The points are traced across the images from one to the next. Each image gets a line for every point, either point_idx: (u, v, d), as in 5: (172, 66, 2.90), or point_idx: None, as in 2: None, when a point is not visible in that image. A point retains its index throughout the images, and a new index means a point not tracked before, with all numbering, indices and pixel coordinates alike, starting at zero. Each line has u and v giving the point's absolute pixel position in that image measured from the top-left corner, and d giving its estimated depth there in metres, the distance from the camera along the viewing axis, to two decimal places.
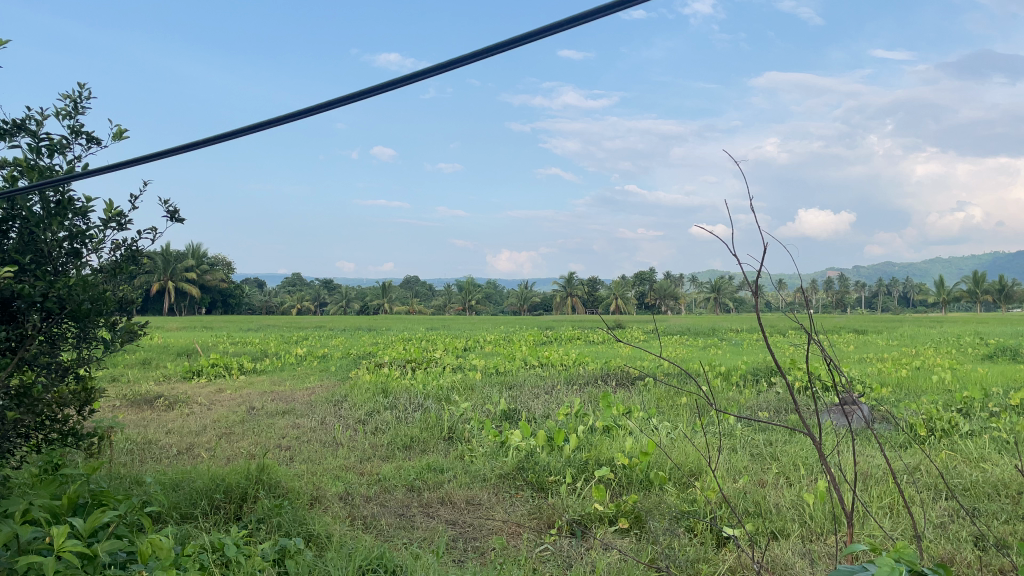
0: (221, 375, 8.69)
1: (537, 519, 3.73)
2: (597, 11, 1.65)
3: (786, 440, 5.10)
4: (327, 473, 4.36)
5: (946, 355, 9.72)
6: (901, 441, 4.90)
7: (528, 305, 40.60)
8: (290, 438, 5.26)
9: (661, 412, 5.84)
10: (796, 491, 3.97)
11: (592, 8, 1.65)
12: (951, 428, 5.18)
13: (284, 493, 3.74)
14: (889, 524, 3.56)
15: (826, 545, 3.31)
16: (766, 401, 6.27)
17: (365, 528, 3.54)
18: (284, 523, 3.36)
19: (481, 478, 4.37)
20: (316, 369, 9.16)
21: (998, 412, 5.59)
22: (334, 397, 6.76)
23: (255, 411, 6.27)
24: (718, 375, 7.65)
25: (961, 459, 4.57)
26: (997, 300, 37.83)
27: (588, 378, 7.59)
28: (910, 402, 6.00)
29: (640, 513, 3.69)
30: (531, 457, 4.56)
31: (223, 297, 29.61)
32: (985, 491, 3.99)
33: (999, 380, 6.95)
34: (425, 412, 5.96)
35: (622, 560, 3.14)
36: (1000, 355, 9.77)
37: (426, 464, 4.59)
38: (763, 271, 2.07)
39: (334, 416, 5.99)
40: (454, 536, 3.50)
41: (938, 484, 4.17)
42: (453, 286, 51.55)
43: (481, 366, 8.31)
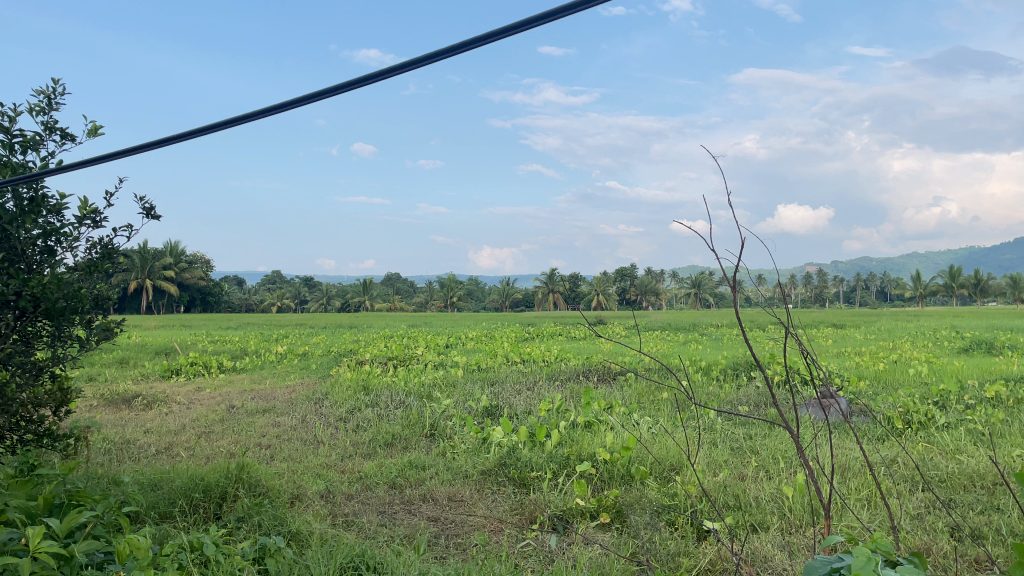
0: (200, 374, 8.62)
1: (519, 515, 3.74)
2: (563, 10, 1.68)
3: (766, 434, 5.14)
4: (308, 471, 4.34)
5: (923, 349, 9.85)
6: (878, 434, 4.96)
7: (510, 301, 40.66)
8: (270, 437, 5.23)
9: (643, 407, 5.88)
10: (776, 484, 4.00)
11: (557, 7, 1.68)
12: (927, 421, 5.25)
13: (265, 492, 3.72)
14: (867, 515, 3.61)
15: (805, 537, 3.34)
16: (746, 395, 6.33)
17: (346, 526, 3.53)
18: (264, 522, 3.34)
19: (463, 474, 4.37)
20: (297, 367, 9.11)
21: (973, 405, 5.67)
22: (315, 395, 6.74)
23: (236, 410, 6.24)
24: (699, 370, 7.71)
25: (938, 450, 4.63)
26: (972, 294, 38.40)
27: (570, 374, 7.62)
28: (888, 395, 6.07)
29: (622, 507, 3.71)
30: (513, 453, 4.56)
31: (202, 295, 29.40)
32: (961, 482, 4.05)
33: (975, 373, 7.06)
34: (407, 409, 5.95)
35: (603, 554, 3.15)
36: (975, 348, 9.91)
37: (407, 461, 4.59)
38: (742, 266, 2.07)
39: (315, 414, 5.96)
40: (436, 532, 3.50)
41: (916, 476, 4.22)
42: (435, 282, 51.41)
43: (463, 362, 8.31)
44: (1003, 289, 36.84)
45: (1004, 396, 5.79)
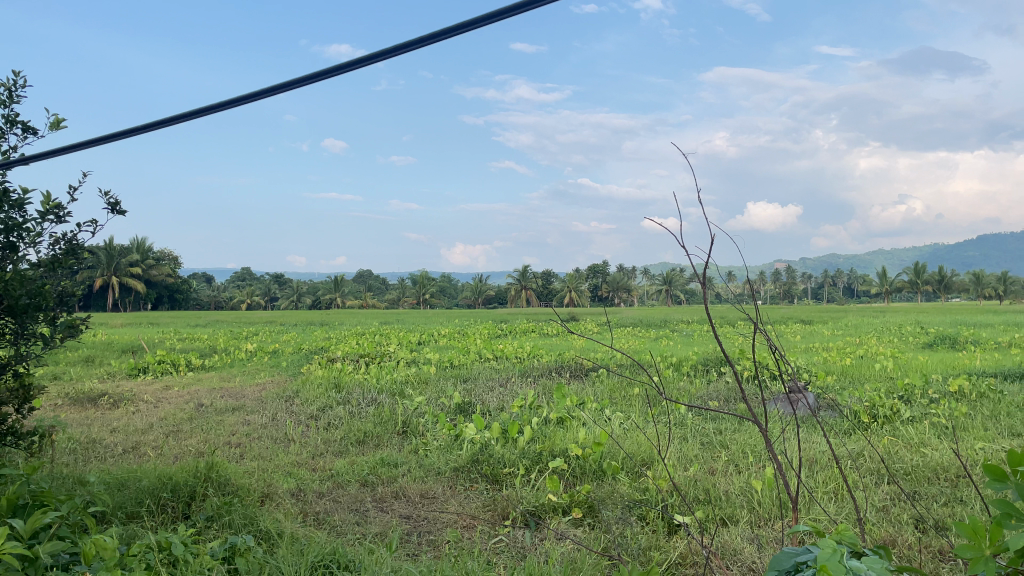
0: (167, 373, 8.49)
1: (492, 511, 3.74)
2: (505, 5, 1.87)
3: (735, 429, 5.20)
4: (279, 470, 4.31)
5: (888, 344, 10.01)
6: (845, 427, 5.04)
7: (483, 297, 40.64)
8: (240, 435, 5.18)
9: (614, 403, 5.91)
10: (745, 478, 4.06)
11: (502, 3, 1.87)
12: (893, 415, 5.34)
13: (234, 491, 3.68)
14: (833, 508, 3.67)
15: (773, 530, 3.39)
16: (716, 391, 6.40)
17: (317, 524, 3.52)
18: (234, 522, 3.31)
19: (435, 471, 4.37)
20: (267, 365, 9.02)
21: (937, 399, 5.79)
22: (285, 393, 6.68)
23: (205, 408, 6.17)
24: (670, 366, 7.77)
25: (903, 444, 4.72)
26: (936, 290, 39.11)
27: (542, 370, 7.64)
28: (854, 390, 6.17)
29: (593, 503, 3.73)
30: (485, 450, 4.56)
31: (170, 292, 28.98)
32: (925, 475, 4.13)
33: (939, 368, 7.19)
34: (379, 406, 5.93)
35: (575, 550, 3.17)
36: (940, 343, 10.10)
37: (379, 458, 4.58)
38: (710, 263, 2.08)
39: (286, 413, 5.91)
40: (409, 530, 3.50)
41: (881, 469, 4.29)
42: (407, 279, 51.16)
43: (435, 360, 8.29)
44: (966, 285, 37.55)
45: (967, 390, 5.90)
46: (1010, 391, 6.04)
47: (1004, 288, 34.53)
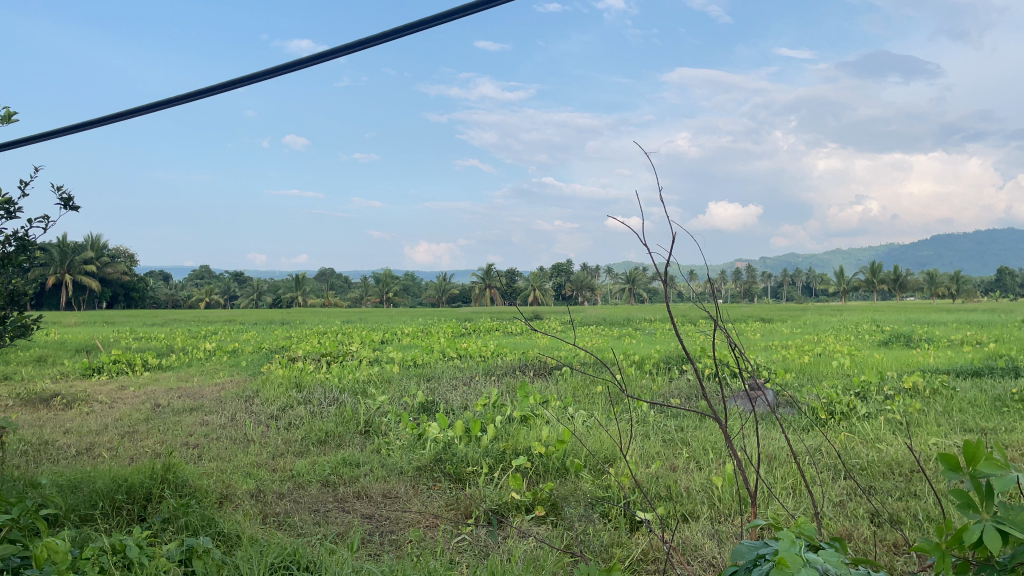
0: (123, 372, 8.31)
1: (454, 510, 3.73)
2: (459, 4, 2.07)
3: (696, 426, 5.27)
4: (238, 471, 4.24)
5: (845, 342, 10.22)
6: (803, 424, 5.12)
7: (446, 296, 40.59)
8: (198, 436, 5.08)
9: (578, 400, 5.93)
10: (706, 474, 4.10)
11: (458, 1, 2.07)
12: (849, 411, 5.45)
13: (191, 492, 3.62)
14: (792, 503, 3.74)
15: (733, 526, 3.43)
16: (678, 388, 6.46)
17: (278, 525, 3.48)
18: (191, 523, 3.26)
19: (397, 471, 4.35)
20: (226, 364, 8.88)
21: (892, 395, 5.91)
22: (245, 392, 6.59)
23: (162, 409, 6.04)
24: (632, 364, 7.82)
25: (859, 440, 4.82)
26: (892, 289, 39.94)
27: (506, 369, 7.64)
28: (812, 387, 6.27)
29: (556, 500, 3.75)
30: (448, 449, 4.53)
31: (126, 291, 28.44)
32: (881, 470, 4.21)
33: (894, 365, 7.36)
34: (341, 406, 5.87)
35: (538, 547, 3.18)
36: (895, 340, 10.35)
37: (341, 458, 4.54)
38: (672, 261, 2.10)
39: (246, 412, 5.83)
40: (371, 529, 3.48)
41: (838, 465, 4.38)
42: (371, 277, 50.80)
43: (398, 358, 8.23)
44: (920, 284, 38.38)
45: (920, 387, 6.04)
46: (961, 388, 6.19)
47: (957, 288, 35.35)
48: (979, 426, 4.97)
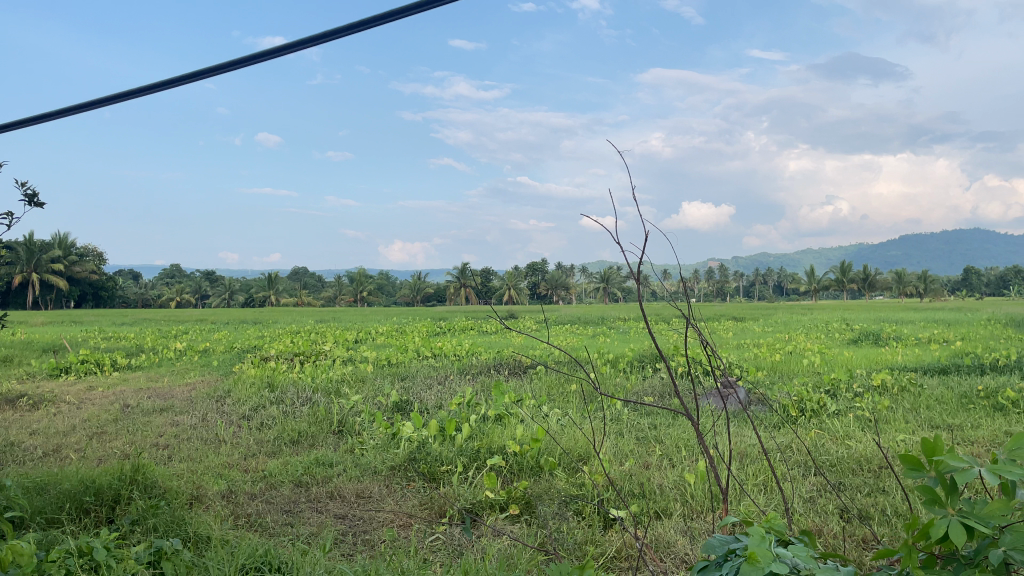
0: (91, 373, 8.20)
1: (428, 510, 3.72)
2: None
3: (669, 424, 5.31)
4: (209, 472, 4.21)
5: (815, 340, 10.34)
6: (774, 421, 5.19)
7: (421, 296, 40.53)
8: (167, 437, 5.03)
9: (552, 399, 5.95)
10: (679, 472, 4.14)
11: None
12: (819, 408, 5.52)
13: (161, 493, 3.58)
14: (763, 500, 3.78)
15: (705, 522, 3.46)
16: (651, 386, 6.52)
17: (249, 526, 3.45)
18: (161, 525, 3.22)
19: (371, 471, 4.33)
20: (197, 364, 8.79)
21: (861, 393, 6.00)
22: (216, 392, 6.53)
23: (131, 409, 5.97)
24: (606, 362, 7.86)
25: (829, 436, 4.88)
26: (861, 288, 40.48)
27: (480, 368, 7.65)
28: (783, 385, 6.35)
29: (530, 499, 3.76)
30: (423, 448, 4.52)
31: (94, 290, 28.05)
32: (850, 467, 4.27)
33: (862, 363, 7.46)
34: (314, 405, 5.84)
35: (513, 545, 3.19)
36: (864, 339, 10.49)
37: (314, 458, 4.51)
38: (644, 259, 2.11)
39: (217, 413, 5.77)
40: (345, 529, 3.47)
41: (808, 461, 4.44)
42: (344, 276, 50.49)
43: (372, 358, 8.20)
44: (889, 284, 38.95)
45: (889, 384, 6.13)
46: (928, 385, 6.30)
47: (924, 287, 35.91)
48: (945, 422, 5.06)
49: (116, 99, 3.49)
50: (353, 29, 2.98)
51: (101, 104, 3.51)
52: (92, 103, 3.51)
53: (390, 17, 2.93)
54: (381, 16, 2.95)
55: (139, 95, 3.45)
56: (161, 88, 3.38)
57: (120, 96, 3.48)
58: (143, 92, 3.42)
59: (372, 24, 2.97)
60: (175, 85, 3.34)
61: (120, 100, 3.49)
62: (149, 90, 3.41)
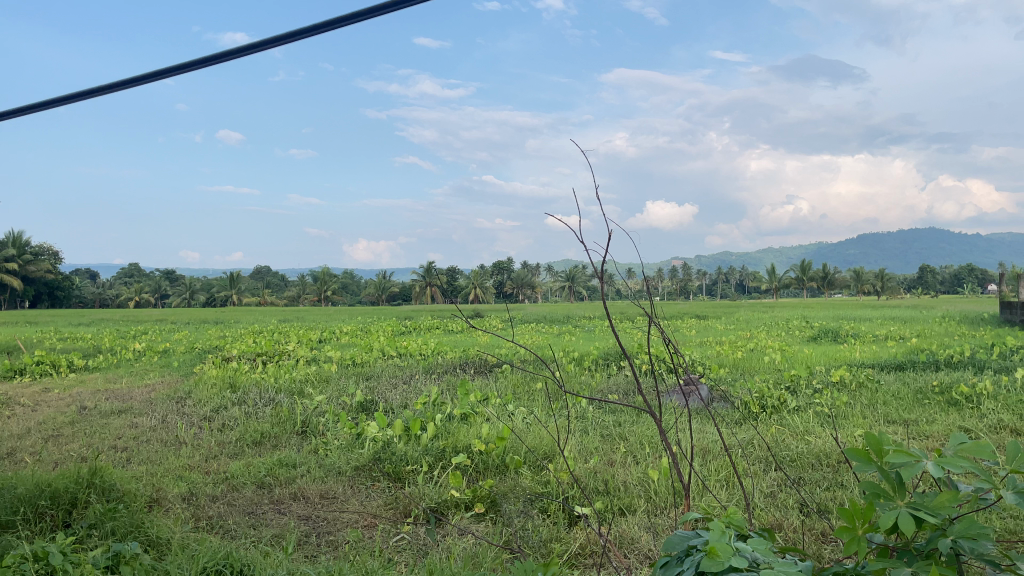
0: (47, 374, 8.03)
1: (393, 510, 3.71)
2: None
3: (633, 421, 5.36)
4: (168, 474, 4.15)
5: (776, 338, 10.52)
6: (735, 418, 5.27)
7: (386, 295, 40.37)
8: (126, 438, 4.95)
9: (517, 397, 5.97)
10: (643, 469, 4.18)
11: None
12: (780, 404, 5.62)
13: (120, 497, 3.52)
14: (724, 495, 3.84)
15: (668, 518, 3.50)
16: (615, 384, 6.57)
17: (210, 529, 3.40)
18: (119, 529, 3.17)
19: (335, 471, 4.31)
20: (156, 365, 8.64)
21: (820, 389, 6.13)
22: (177, 393, 6.45)
23: (88, 411, 5.86)
24: (571, 360, 7.90)
25: (789, 432, 4.97)
26: (821, 287, 41.24)
27: (446, 367, 7.65)
28: (745, 381, 6.46)
29: (496, 497, 3.77)
30: (387, 448, 4.50)
31: (49, 289, 27.40)
32: (809, 462, 4.36)
33: (822, 360, 7.61)
34: (277, 406, 5.79)
35: (478, 544, 3.21)
36: (823, 336, 10.70)
37: (277, 459, 4.47)
38: (607, 258, 2.11)
39: (177, 414, 5.69)
40: (307, 531, 3.44)
41: (769, 456, 4.52)
42: (308, 275, 49.96)
43: (336, 357, 8.15)
44: (847, 281, 39.72)
45: (847, 380, 6.27)
46: (885, 380, 6.45)
47: (882, 286, 36.71)
48: (901, 417, 5.18)
49: (76, 98, 3.42)
50: (319, 29, 2.96)
51: (60, 103, 3.44)
52: (51, 102, 3.44)
53: (356, 17, 2.92)
54: (345, 17, 2.94)
55: (100, 94, 3.38)
56: (123, 87, 3.32)
57: (79, 95, 3.41)
58: (103, 91, 3.36)
59: (336, 25, 2.95)
60: (137, 84, 3.28)
61: (79, 100, 3.42)
62: (110, 89, 3.34)
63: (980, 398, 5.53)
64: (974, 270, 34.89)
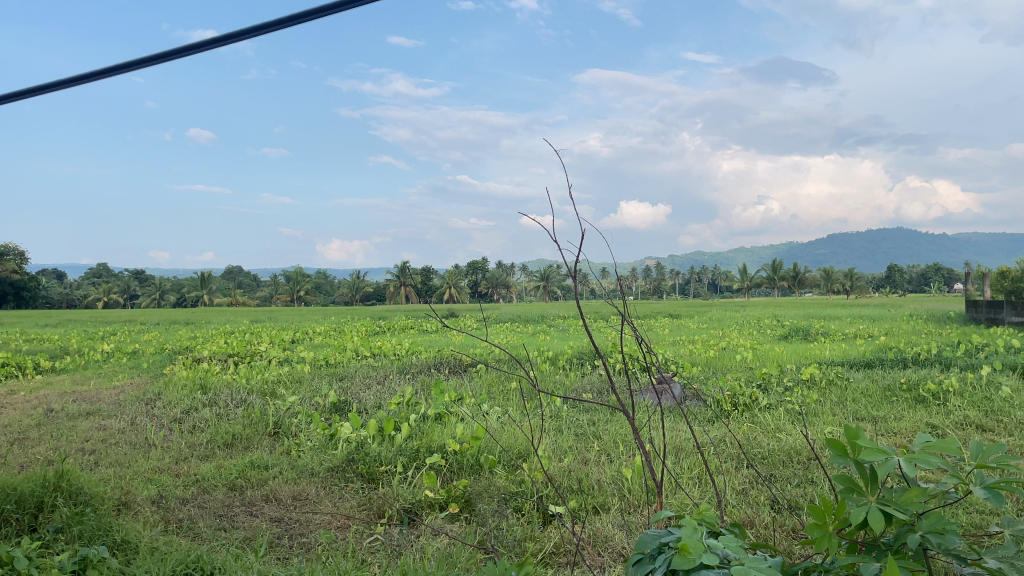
0: (12, 376, 7.88)
1: (366, 510, 3.70)
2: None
3: (607, 420, 5.39)
4: (138, 476, 4.10)
5: (747, 337, 10.63)
6: (707, 416, 5.32)
7: (360, 295, 40.17)
8: (94, 441, 4.87)
9: (492, 397, 5.98)
10: (616, 467, 4.21)
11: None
12: (751, 402, 5.68)
13: (87, 500, 3.47)
14: (697, 493, 3.87)
15: (641, 516, 3.53)
16: (589, 383, 6.60)
17: (180, 533, 3.36)
18: (86, 532, 3.13)
19: (308, 472, 4.28)
20: (125, 366, 8.51)
21: (791, 386, 6.20)
22: (146, 395, 6.36)
23: (55, 414, 5.76)
24: (546, 360, 7.92)
25: (760, 430, 5.03)
26: (792, 286, 41.74)
27: (421, 367, 7.63)
28: (717, 379, 6.52)
29: (470, 497, 3.77)
30: (361, 449, 4.48)
31: (14, 289, 26.83)
32: (780, 459, 4.41)
33: (793, 358, 7.71)
34: (248, 407, 5.73)
35: (451, 544, 3.21)
36: (793, 334, 10.83)
37: (249, 461, 4.43)
38: (580, 256, 2.12)
39: (146, 416, 5.62)
40: (280, 533, 3.41)
41: (741, 454, 4.57)
42: (280, 275, 49.49)
43: (310, 358, 8.09)
44: (817, 280, 40.27)
45: (817, 378, 6.36)
46: (854, 378, 6.55)
47: (851, 285, 37.30)
48: (869, 414, 5.26)
49: (37, 91, 3.37)
50: (286, 23, 2.94)
51: (21, 96, 3.38)
52: (12, 95, 3.38)
53: (321, 12, 2.91)
54: (308, 12, 2.92)
55: (62, 87, 3.33)
56: (86, 80, 3.27)
57: (40, 88, 3.36)
58: (65, 84, 3.31)
59: (301, 19, 2.93)
60: (100, 77, 3.24)
61: (40, 93, 3.37)
62: (74, 82, 3.29)
63: (946, 394, 5.64)
64: (940, 269, 35.66)
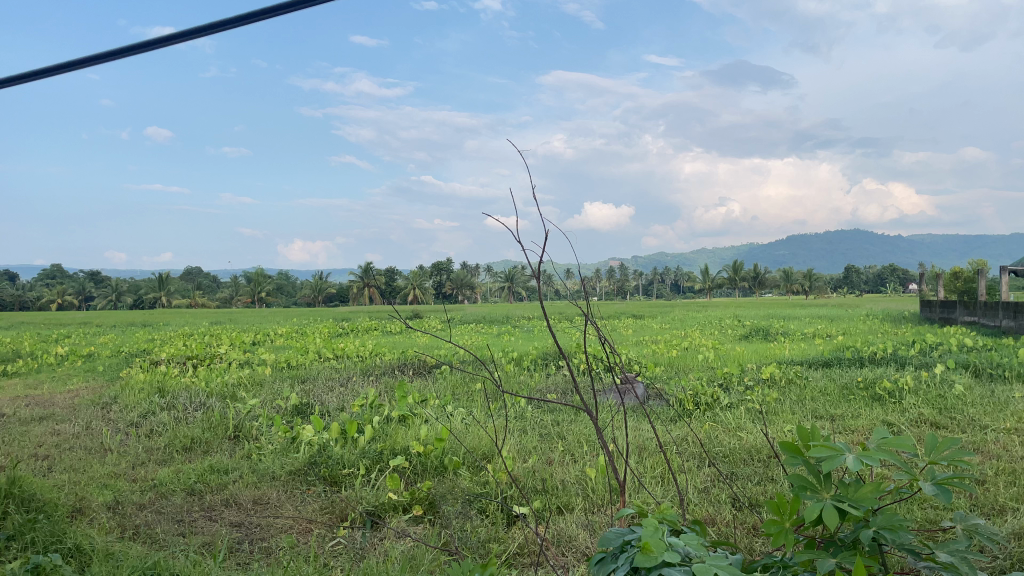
0: None
1: (329, 513, 3.67)
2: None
3: (570, 420, 5.41)
4: (93, 482, 4.01)
5: (709, 337, 10.76)
6: (670, 415, 5.37)
7: (323, 296, 39.79)
8: (47, 447, 4.75)
9: (456, 398, 5.97)
10: (580, 467, 4.22)
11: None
12: (713, 401, 5.75)
13: (40, 507, 3.38)
14: (660, 491, 3.91)
15: (604, 515, 3.55)
16: (553, 384, 6.62)
17: (137, 539, 3.30)
18: (39, 540, 3.05)
19: (270, 476, 4.23)
20: (79, 370, 8.31)
21: (751, 386, 6.29)
22: (101, 399, 6.22)
23: (6, 419, 5.61)
24: (511, 360, 7.92)
25: (722, 429, 5.08)
26: (753, 286, 42.35)
27: (384, 369, 7.58)
28: (679, 379, 6.59)
29: (434, 499, 3.76)
30: (324, 451, 4.43)
31: None
32: (741, 457, 4.47)
33: (753, 357, 7.81)
34: (208, 410, 5.64)
35: (415, 546, 3.20)
36: (754, 334, 10.98)
37: (208, 465, 4.36)
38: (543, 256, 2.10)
39: (102, 420, 5.49)
40: (240, 537, 3.37)
41: (703, 453, 4.62)
42: (241, 276, 48.75)
43: (271, 360, 7.98)
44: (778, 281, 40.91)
45: (777, 377, 6.46)
46: (813, 376, 6.66)
47: (810, 286, 37.96)
48: (828, 412, 5.35)
49: None
50: (238, 22, 2.90)
51: None
52: None
53: (275, 13, 2.89)
54: (261, 13, 2.89)
55: (10, 84, 3.25)
56: (36, 77, 3.20)
57: None
58: (13, 82, 3.23)
59: (255, 18, 2.90)
60: (50, 74, 3.17)
61: None
62: (23, 78, 3.21)
63: (901, 392, 5.76)
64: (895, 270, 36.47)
